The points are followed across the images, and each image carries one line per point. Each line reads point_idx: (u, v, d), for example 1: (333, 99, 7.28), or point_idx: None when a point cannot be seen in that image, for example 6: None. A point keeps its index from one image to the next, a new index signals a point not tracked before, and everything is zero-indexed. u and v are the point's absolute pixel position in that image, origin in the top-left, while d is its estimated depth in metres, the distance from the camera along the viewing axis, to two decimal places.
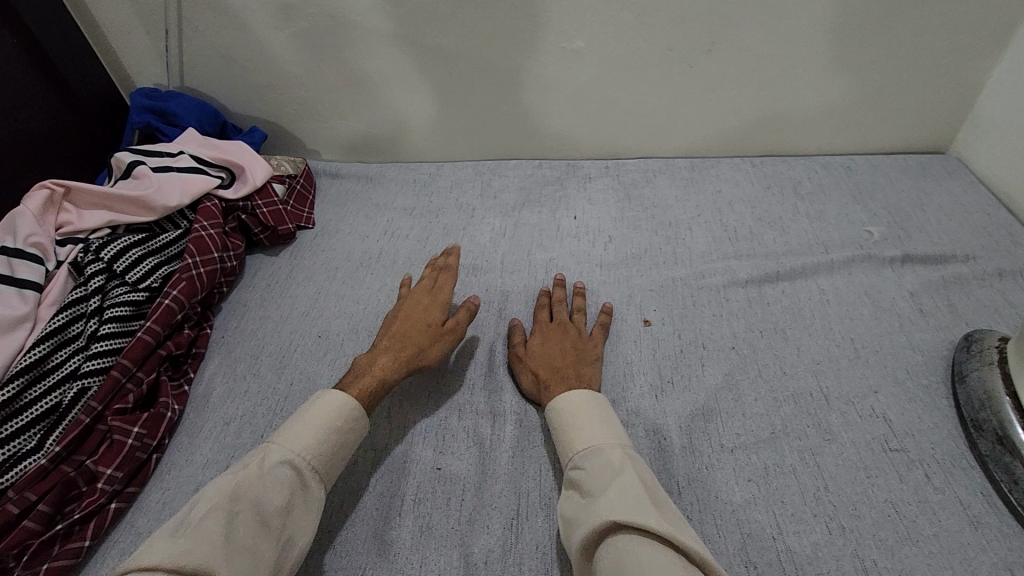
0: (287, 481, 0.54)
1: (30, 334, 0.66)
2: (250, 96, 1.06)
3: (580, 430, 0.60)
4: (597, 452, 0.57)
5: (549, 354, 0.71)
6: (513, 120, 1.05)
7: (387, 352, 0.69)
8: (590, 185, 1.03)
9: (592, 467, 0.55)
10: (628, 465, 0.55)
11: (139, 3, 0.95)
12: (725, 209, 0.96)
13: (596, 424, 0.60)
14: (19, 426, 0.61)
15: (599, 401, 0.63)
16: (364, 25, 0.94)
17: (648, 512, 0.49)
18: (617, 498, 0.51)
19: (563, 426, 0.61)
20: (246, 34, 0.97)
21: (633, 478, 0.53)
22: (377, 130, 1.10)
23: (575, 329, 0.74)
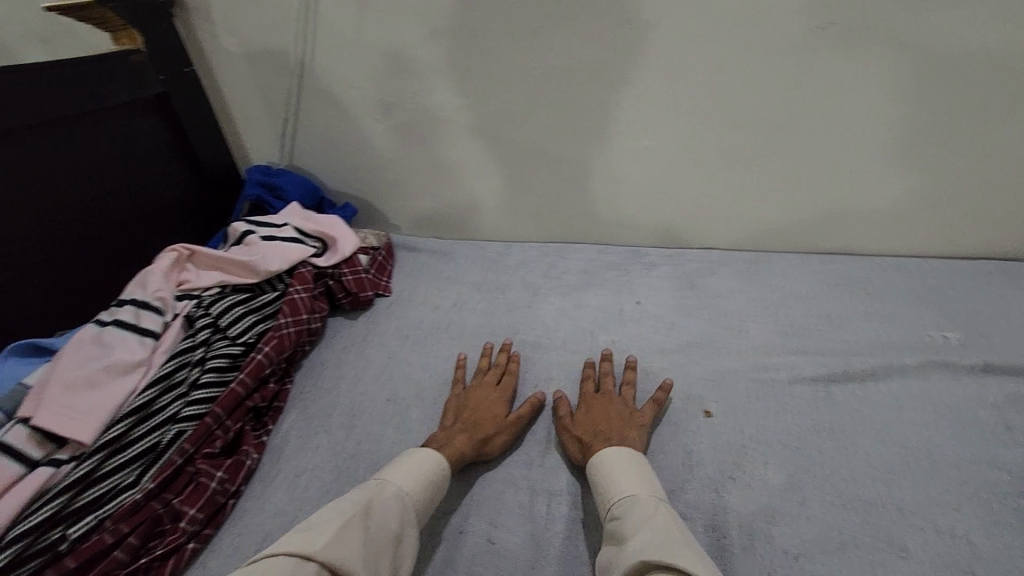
0: (360, 517, 0.56)
1: (143, 377, 0.74)
2: (347, 176, 1.18)
3: (618, 483, 0.62)
4: (635, 502, 0.59)
5: (592, 423, 0.73)
6: (582, 208, 1.11)
7: (461, 433, 0.73)
8: (653, 272, 1.07)
9: (629, 516, 0.57)
10: (659, 513, 0.57)
11: (267, 96, 1.11)
12: (791, 303, 0.96)
13: (635, 477, 0.62)
14: (122, 461, 0.67)
15: (640, 461, 0.65)
16: (453, 121, 1.05)
17: (677, 552, 0.50)
18: (643, 539, 0.53)
19: (602, 480, 0.64)
20: (350, 124, 1.10)
21: (665, 525, 0.55)
22: (455, 211, 1.19)
23: (624, 402, 0.76)
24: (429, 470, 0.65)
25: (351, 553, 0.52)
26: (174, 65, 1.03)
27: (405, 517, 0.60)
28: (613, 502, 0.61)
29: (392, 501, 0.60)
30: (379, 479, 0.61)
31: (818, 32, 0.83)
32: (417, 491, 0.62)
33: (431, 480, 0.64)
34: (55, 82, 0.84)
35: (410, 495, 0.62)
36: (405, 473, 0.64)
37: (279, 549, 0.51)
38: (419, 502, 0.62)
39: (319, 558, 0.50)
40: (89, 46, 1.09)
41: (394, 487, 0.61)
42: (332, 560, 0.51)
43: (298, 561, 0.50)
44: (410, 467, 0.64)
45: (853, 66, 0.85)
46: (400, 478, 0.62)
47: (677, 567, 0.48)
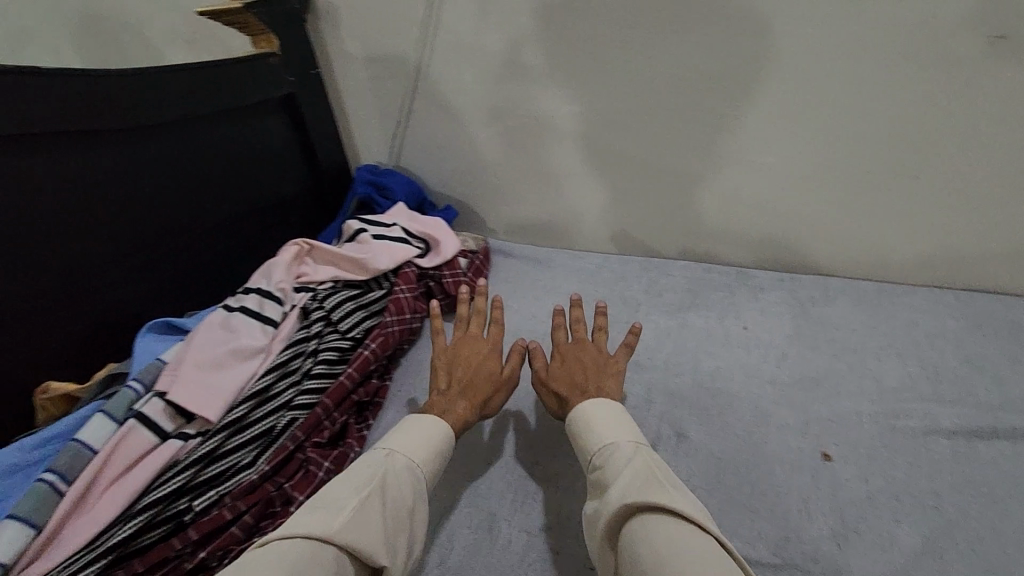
0: (376, 495, 0.58)
1: (263, 364, 0.78)
2: (451, 179, 1.21)
3: (596, 432, 0.64)
4: (615, 449, 0.61)
5: (567, 372, 0.75)
6: (688, 224, 1.07)
7: (460, 398, 0.74)
8: (762, 296, 1.00)
9: (611, 463, 0.60)
10: (642, 457, 0.59)
11: (383, 99, 1.15)
12: (922, 344, 0.87)
13: (614, 425, 0.65)
14: (241, 441, 0.72)
15: (617, 408, 0.67)
16: (563, 129, 1.04)
17: (660, 492, 0.53)
18: (629, 482, 0.56)
19: (582, 432, 0.66)
20: (460, 129, 1.12)
21: (644, 466, 0.57)
22: (553, 218, 1.18)
23: (596, 350, 0.78)
24: (433, 435, 0.67)
25: (373, 536, 0.55)
26: (303, 68, 1.08)
27: (415, 488, 0.62)
28: (596, 450, 0.63)
29: (404, 470, 0.62)
30: (389, 449, 0.63)
31: (984, 47, 0.75)
32: (426, 459, 0.65)
33: (439, 448, 0.67)
34: (206, 82, 0.91)
35: (419, 466, 0.64)
36: (409, 441, 0.66)
37: (296, 532, 0.53)
38: (427, 470, 0.65)
39: (336, 541, 0.53)
40: (229, 48, 1.17)
41: (404, 457, 0.63)
42: (354, 545, 0.53)
43: (316, 545, 0.52)
44: (417, 435, 0.66)
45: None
46: (408, 447, 0.65)
47: (674, 508, 0.51)
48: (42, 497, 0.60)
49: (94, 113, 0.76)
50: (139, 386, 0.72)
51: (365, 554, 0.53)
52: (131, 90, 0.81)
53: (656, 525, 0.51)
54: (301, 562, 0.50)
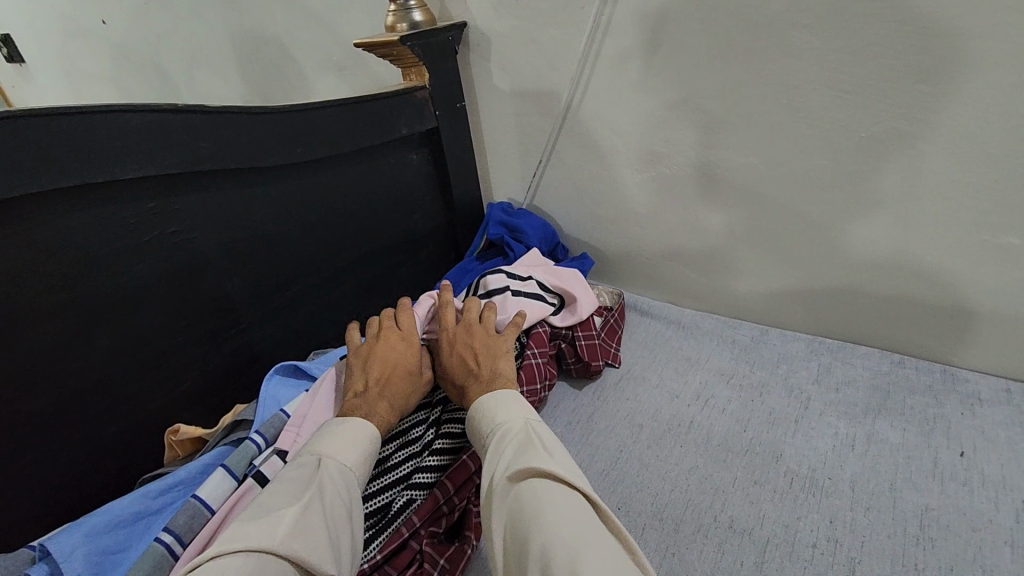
0: (315, 497, 0.53)
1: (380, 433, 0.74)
2: (589, 225, 1.10)
3: (487, 410, 0.62)
4: (504, 425, 0.60)
5: (459, 355, 0.72)
6: (878, 305, 0.87)
7: (380, 399, 0.68)
8: (982, 411, 0.78)
9: (499, 440, 0.58)
10: (527, 430, 0.58)
11: (525, 136, 1.07)
12: None
13: (506, 402, 0.63)
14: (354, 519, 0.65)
15: (510, 388, 0.66)
16: (730, 179, 0.90)
17: (539, 458, 0.52)
18: (509, 457, 0.55)
19: (475, 414, 0.64)
20: (607, 171, 1.02)
21: (527, 438, 0.57)
22: (702, 278, 1.03)
23: (490, 333, 0.76)
24: (352, 438, 0.61)
25: (319, 543, 0.50)
26: (449, 101, 1.04)
27: (351, 491, 0.58)
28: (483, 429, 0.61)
29: (338, 475, 0.57)
30: (320, 459, 0.57)
31: None
32: (359, 461, 0.60)
33: (369, 449, 0.62)
34: (359, 118, 0.88)
35: (354, 469, 0.59)
36: (334, 443, 0.60)
37: (235, 548, 0.47)
38: (362, 472, 0.60)
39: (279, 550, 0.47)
40: (379, 78, 1.16)
41: (336, 461, 0.58)
42: (301, 555, 0.48)
43: (257, 557, 0.47)
44: (344, 438, 0.61)
45: None
46: (336, 450, 0.59)
47: (544, 470, 0.51)
48: (158, 560, 0.57)
49: (256, 150, 0.76)
50: (261, 440, 0.69)
51: (313, 564, 0.48)
52: (291, 127, 0.79)
53: (534, 491, 0.50)
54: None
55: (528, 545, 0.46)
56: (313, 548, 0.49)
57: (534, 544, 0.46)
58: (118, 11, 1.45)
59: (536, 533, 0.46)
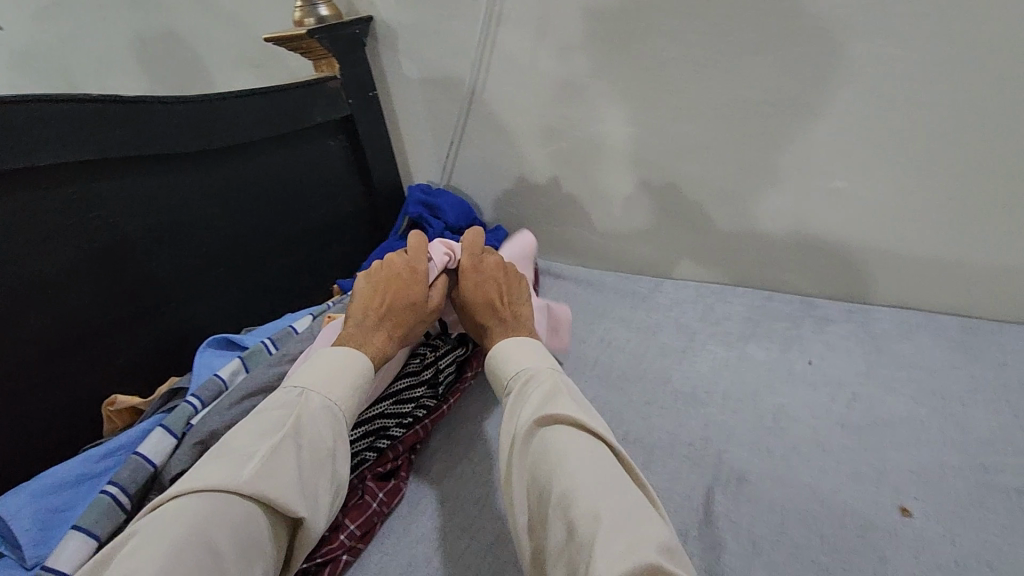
0: (292, 437, 0.60)
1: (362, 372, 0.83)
2: (502, 200, 1.20)
3: (512, 362, 0.70)
4: (530, 374, 0.68)
5: (481, 294, 0.79)
6: (748, 248, 1.01)
7: (380, 330, 0.75)
8: (830, 328, 0.94)
9: (526, 388, 0.66)
10: (551, 380, 0.66)
11: (436, 120, 1.16)
12: (1014, 388, 0.79)
13: (528, 354, 0.71)
14: None
15: (531, 339, 0.74)
16: (617, 148, 1.02)
17: (566, 408, 0.61)
18: (536, 403, 0.63)
19: (499, 363, 0.72)
20: (513, 148, 1.12)
21: (553, 387, 0.65)
22: (604, 239, 1.15)
23: (504, 273, 0.83)
24: (348, 375, 0.68)
25: (287, 482, 0.57)
26: (361, 91, 1.12)
27: (336, 427, 0.64)
28: (512, 376, 0.69)
29: (320, 407, 0.64)
30: (304, 390, 0.64)
31: None
32: (344, 396, 0.66)
33: (355, 381, 0.68)
34: (275, 108, 0.95)
35: (339, 405, 0.65)
36: (331, 382, 0.66)
37: (199, 485, 0.55)
38: (348, 407, 0.66)
39: (244, 490, 0.55)
40: (295, 73, 1.22)
41: (320, 395, 0.65)
42: (267, 494, 0.55)
43: (226, 496, 0.54)
44: (340, 377, 0.67)
45: None
46: (325, 386, 0.66)
47: (575, 421, 0.59)
48: (104, 509, 0.62)
49: (173, 139, 0.81)
50: (196, 403, 0.75)
51: (279, 502, 0.55)
52: (208, 117, 0.85)
53: (562, 437, 0.58)
54: (208, 516, 0.52)
55: (552, 487, 0.54)
56: (279, 485, 0.56)
57: (558, 487, 0.53)
58: (20, 16, 1.42)
59: (563, 476, 0.54)
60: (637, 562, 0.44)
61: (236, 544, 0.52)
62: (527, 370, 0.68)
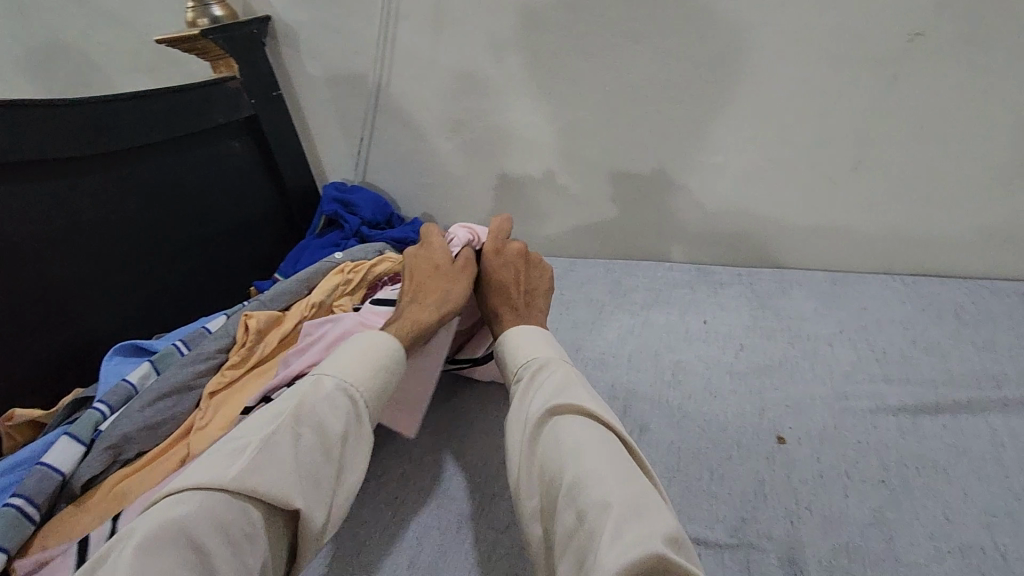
0: (290, 426, 0.59)
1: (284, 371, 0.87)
2: (418, 193, 1.23)
3: (522, 356, 0.72)
4: (541, 367, 0.69)
5: (506, 281, 0.86)
6: (648, 223, 1.10)
7: (413, 303, 0.81)
8: (721, 291, 1.03)
9: (537, 381, 0.68)
10: (559, 372, 0.68)
11: (345, 117, 1.18)
12: (872, 328, 0.90)
13: (542, 346, 0.73)
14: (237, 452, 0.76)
15: (541, 331, 0.77)
16: (521, 137, 1.08)
17: (575, 399, 0.62)
18: (545, 395, 0.64)
19: (510, 356, 0.74)
20: (423, 142, 1.15)
21: (564, 379, 0.66)
22: (518, 224, 1.20)
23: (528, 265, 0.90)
24: (373, 357, 0.69)
25: (281, 476, 0.56)
26: (265, 91, 1.12)
27: (346, 415, 0.63)
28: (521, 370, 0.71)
29: (331, 393, 0.64)
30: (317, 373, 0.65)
31: (904, 44, 0.82)
32: (362, 378, 0.66)
33: (380, 366, 0.68)
34: (173, 108, 0.94)
35: (354, 390, 0.65)
36: (352, 364, 0.67)
37: (188, 483, 0.53)
38: (367, 392, 0.66)
39: (233, 488, 0.53)
40: (195, 76, 1.20)
41: (333, 380, 0.65)
42: (257, 488, 0.54)
43: (217, 496, 0.53)
44: (358, 358, 0.68)
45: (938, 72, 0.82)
46: (342, 369, 0.66)
47: (587, 410, 0.60)
48: (10, 519, 0.63)
49: (62, 144, 0.79)
50: (105, 408, 0.77)
51: (270, 496, 0.54)
52: (99, 121, 0.84)
53: (574, 425, 0.59)
54: (194, 512, 0.51)
55: (564, 473, 0.55)
56: (268, 479, 0.55)
57: (571, 473, 0.54)
58: None
59: (574, 462, 0.55)
60: (644, 552, 0.43)
61: (222, 537, 0.51)
62: (535, 363, 0.70)
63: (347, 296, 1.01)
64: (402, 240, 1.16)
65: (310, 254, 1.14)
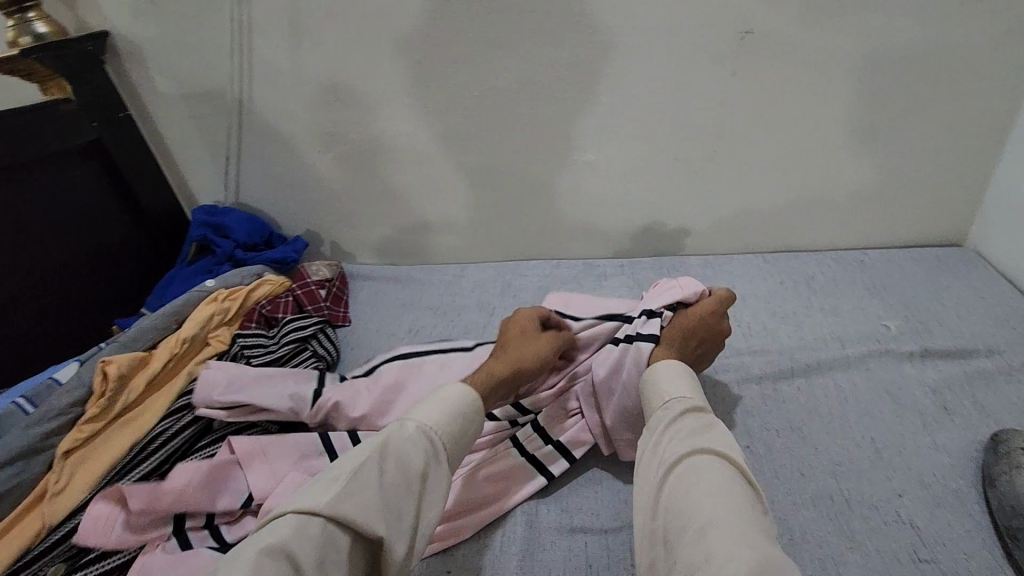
0: (378, 461, 0.55)
1: (154, 418, 0.81)
2: (298, 210, 1.18)
3: (665, 389, 0.64)
4: (686, 403, 0.61)
5: (685, 333, 0.73)
6: (532, 223, 1.12)
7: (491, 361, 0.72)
8: (606, 283, 1.07)
9: (682, 416, 0.59)
10: (701, 417, 0.59)
11: (207, 135, 1.11)
12: (739, 305, 0.97)
13: (680, 383, 0.64)
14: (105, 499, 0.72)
15: (691, 375, 0.66)
16: (397, 145, 1.06)
17: (726, 445, 0.55)
18: (682, 438, 0.57)
19: (651, 386, 0.65)
20: (296, 157, 1.11)
21: (717, 427, 0.57)
22: (406, 234, 1.18)
23: (709, 312, 0.75)
24: (463, 397, 0.63)
25: (371, 504, 0.53)
26: (106, 111, 1.05)
27: (431, 452, 0.58)
28: (660, 404, 0.62)
29: (419, 439, 0.58)
30: (405, 419, 0.60)
31: (737, 42, 0.89)
32: (444, 424, 0.61)
33: (461, 414, 0.62)
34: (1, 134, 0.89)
35: (436, 430, 0.60)
36: (426, 407, 0.61)
37: (288, 508, 0.51)
38: (447, 436, 0.60)
39: (326, 514, 0.51)
40: (28, 99, 1.08)
41: (417, 424, 0.59)
42: (350, 517, 0.51)
43: (324, 523, 0.51)
44: (437, 403, 0.62)
45: (766, 64, 0.90)
46: (427, 416, 0.60)
47: (731, 461, 0.53)
48: None
49: None
50: None
51: (360, 524, 0.51)
52: None
53: (715, 472, 0.52)
54: (285, 535, 0.49)
55: (695, 515, 0.48)
56: (354, 507, 0.52)
57: (705, 513, 0.48)
58: None
59: (712, 508, 0.48)
60: None
61: (314, 561, 0.49)
62: (676, 395, 0.62)
63: (224, 327, 0.95)
64: (282, 260, 1.11)
65: (178, 283, 1.07)
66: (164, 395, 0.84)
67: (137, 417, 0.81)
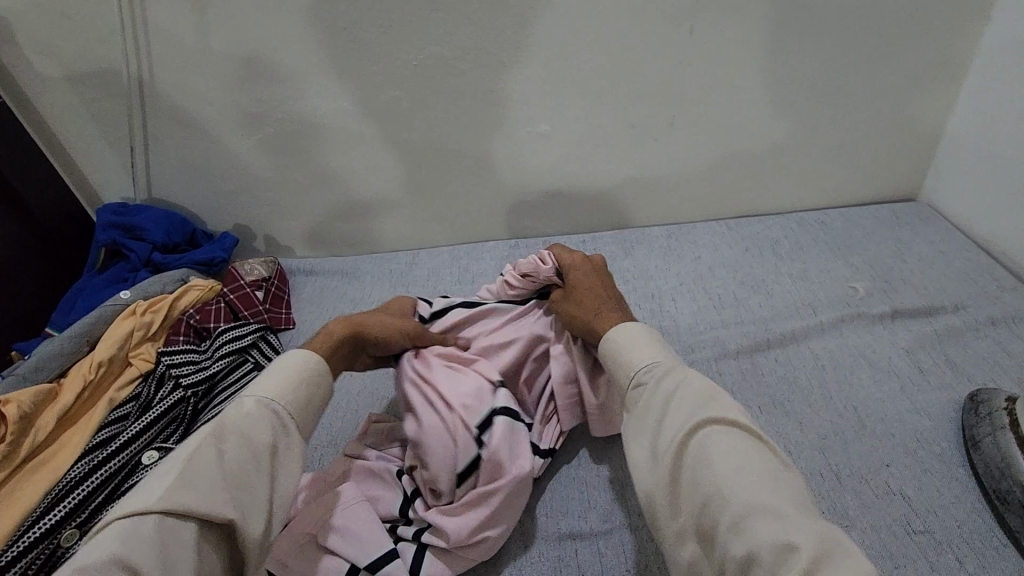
0: (213, 442, 0.48)
1: (69, 460, 0.69)
2: (222, 203, 1.05)
3: (632, 356, 0.56)
4: (660, 367, 0.54)
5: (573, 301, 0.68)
6: (486, 201, 1.04)
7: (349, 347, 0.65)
8: None
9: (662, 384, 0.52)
10: (683, 374, 0.53)
11: (105, 123, 0.97)
12: (707, 275, 0.93)
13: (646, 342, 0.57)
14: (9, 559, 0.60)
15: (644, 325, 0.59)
16: (332, 125, 0.95)
17: (727, 406, 0.49)
18: (678, 410, 0.50)
19: (614, 355, 0.58)
20: (214, 143, 0.98)
21: (705, 384, 0.51)
22: (349, 222, 1.08)
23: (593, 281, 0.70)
24: (295, 365, 0.55)
25: (211, 486, 0.45)
26: None
27: (278, 425, 0.51)
28: (633, 377, 0.55)
29: (262, 411, 0.51)
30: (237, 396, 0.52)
31: None
32: (288, 393, 0.53)
33: (307, 380, 0.55)
34: None
35: (278, 399, 0.52)
36: (268, 379, 0.54)
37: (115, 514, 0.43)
38: (294, 404, 0.53)
39: (165, 514, 0.43)
40: None
41: (255, 397, 0.52)
42: (190, 507, 0.44)
43: (160, 519, 0.43)
44: (279, 372, 0.54)
45: (724, 19, 0.85)
46: (267, 388, 0.53)
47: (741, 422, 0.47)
48: None
49: None
50: None
51: (200, 513, 0.44)
52: None
53: (733, 442, 0.46)
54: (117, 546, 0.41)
55: (727, 505, 0.43)
56: (196, 499, 0.44)
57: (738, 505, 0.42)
58: None
59: (743, 490, 0.43)
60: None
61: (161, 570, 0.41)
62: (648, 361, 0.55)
63: (147, 343, 0.84)
64: (209, 261, 0.99)
65: (88, 296, 0.93)
66: (80, 431, 0.73)
67: (48, 461, 0.70)
